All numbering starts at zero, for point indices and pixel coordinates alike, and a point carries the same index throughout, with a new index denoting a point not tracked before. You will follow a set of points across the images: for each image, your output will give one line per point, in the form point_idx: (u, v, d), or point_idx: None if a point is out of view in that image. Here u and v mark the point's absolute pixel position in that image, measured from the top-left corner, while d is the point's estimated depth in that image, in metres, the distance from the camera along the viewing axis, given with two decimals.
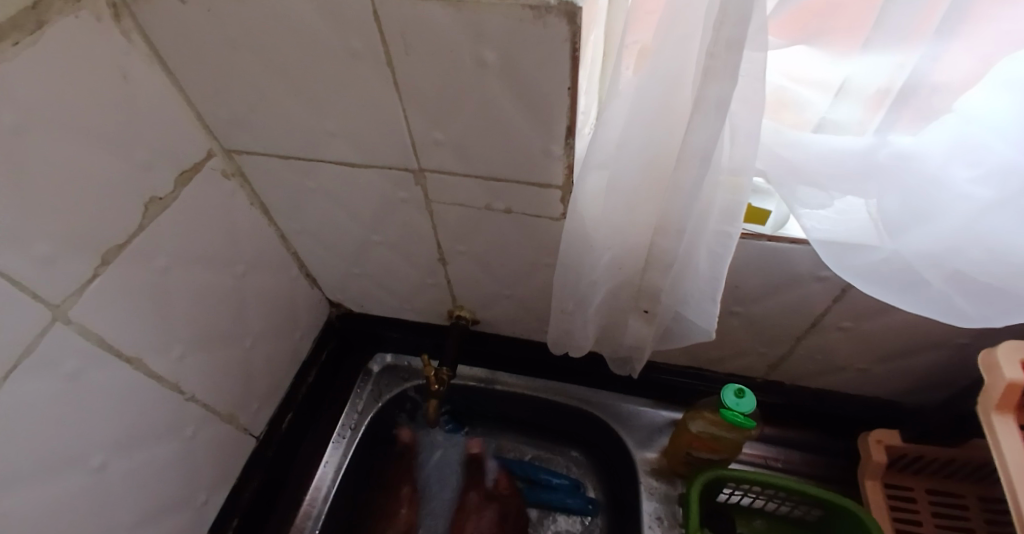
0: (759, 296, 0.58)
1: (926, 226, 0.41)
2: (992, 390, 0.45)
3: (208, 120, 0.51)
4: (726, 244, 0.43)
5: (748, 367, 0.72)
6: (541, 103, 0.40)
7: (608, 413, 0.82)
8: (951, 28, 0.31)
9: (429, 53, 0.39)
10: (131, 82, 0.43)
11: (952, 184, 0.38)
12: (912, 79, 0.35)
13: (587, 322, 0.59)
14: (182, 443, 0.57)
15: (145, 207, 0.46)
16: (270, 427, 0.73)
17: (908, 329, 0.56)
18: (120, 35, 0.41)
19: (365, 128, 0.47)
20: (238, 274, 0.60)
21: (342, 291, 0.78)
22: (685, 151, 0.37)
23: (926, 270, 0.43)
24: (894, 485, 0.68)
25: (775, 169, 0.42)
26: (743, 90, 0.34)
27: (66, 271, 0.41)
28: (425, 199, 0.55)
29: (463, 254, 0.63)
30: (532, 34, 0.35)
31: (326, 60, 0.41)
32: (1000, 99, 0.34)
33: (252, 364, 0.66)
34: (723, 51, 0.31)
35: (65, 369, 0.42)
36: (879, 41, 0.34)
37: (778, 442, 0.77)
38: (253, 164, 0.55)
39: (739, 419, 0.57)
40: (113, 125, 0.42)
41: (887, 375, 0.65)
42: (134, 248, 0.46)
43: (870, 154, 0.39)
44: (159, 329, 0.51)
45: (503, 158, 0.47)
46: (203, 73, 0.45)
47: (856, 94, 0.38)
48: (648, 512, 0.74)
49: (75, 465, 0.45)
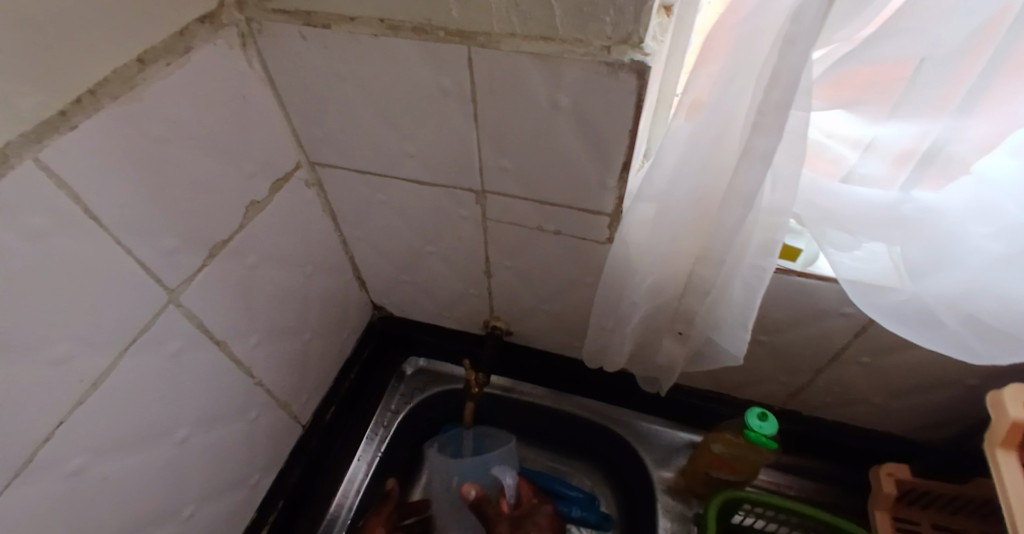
0: (785, 327, 0.62)
1: (944, 272, 0.45)
2: (997, 427, 0.49)
3: (301, 137, 0.57)
4: (760, 277, 0.47)
5: (767, 395, 0.76)
6: (604, 142, 0.46)
7: (628, 430, 0.86)
8: (970, 105, 0.37)
9: (511, 94, 0.45)
10: (249, 101, 0.50)
11: (968, 239, 0.43)
12: (935, 144, 0.40)
13: (624, 340, 0.63)
14: (246, 424, 0.63)
15: (246, 209, 0.53)
16: (314, 418, 0.78)
17: (924, 367, 0.60)
18: (243, 61, 0.48)
19: (440, 152, 0.53)
20: (306, 273, 0.66)
21: (388, 295, 0.84)
22: (731, 194, 0.42)
23: (945, 311, 0.47)
24: (904, 519, 0.71)
25: (810, 213, 0.47)
26: (788, 143, 0.39)
27: (183, 262, 0.47)
28: (483, 216, 0.61)
29: (509, 269, 0.69)
30: (605, 86, 0.41)
31: (418, 94, 0.47)
32: (1014, 167, 0.39)
33: (307, 357, 0.72)
34: (772, 111, 0.36)
35: (171, 347, 0.48)
36: (906, 108, 0.39)
37: (792, 470, 0.80)
38: (332, 176, 0.62)
39: (763, 440, 0.61)
40: (232, 137, 0.49)
41: (902, 412, 0.69)
42: (233, 245, 0.52)
43: (895, 207, 0.44)
44: (241, 318, 0.57)
45: (562, 186, 0.53)
46: (307, 98, 0.52)
47: (883, 152, 0.43)
48: (664, 528, 0.77)
49: (165, 435, 0.51)
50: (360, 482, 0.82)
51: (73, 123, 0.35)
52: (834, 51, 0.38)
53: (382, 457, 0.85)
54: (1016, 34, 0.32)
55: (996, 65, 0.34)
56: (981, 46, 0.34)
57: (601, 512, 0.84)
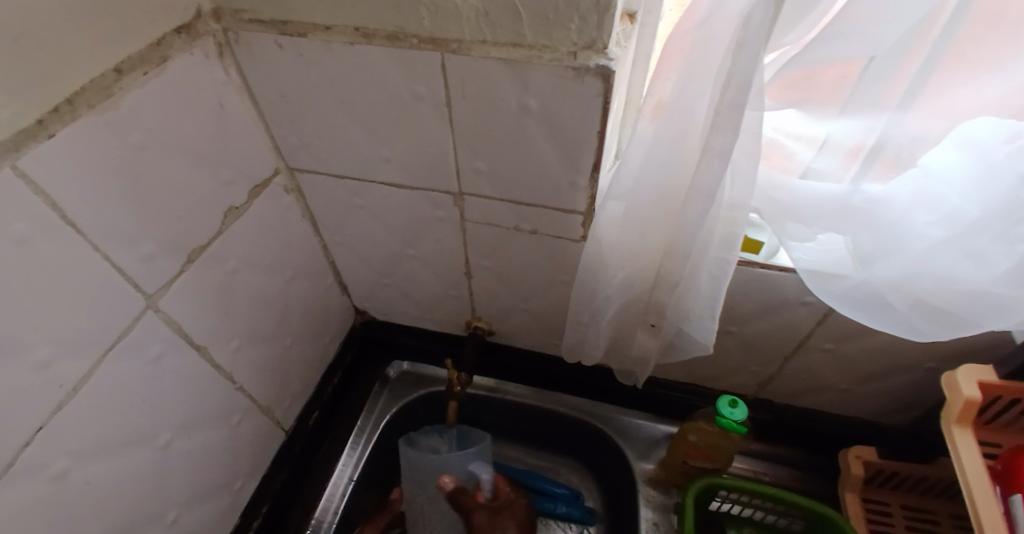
0: (752, 318, 0.65)
1: (891, 258, 0.48)
2: (952, 406, 0.52)
3: (278, 143, 0.58)
4: (724, 269, 0.50)
5: (740, 385, 0.78)
6: (574, 143, 0.48)
7: (609, 425, 0.88)
8: (912, 100, 0.40)
9: (482, 99, 0.46)
10: (226, 109, 0.51)
11: (913, 226, 0.46)
12: (882, 139, 0.44)
13: (599, 334, 0.66)
14: (229, 429, 0.63)
15: (224, 215, 0.54)
16: (299, 422, 0.79)
17: (884, 352, 0.63)
18: (220, 70, 0.49)
19: (416, 156, 0.55)
20: (287, 278, 0.67)
21: (369, 299, 0.85)
22: (693, 190, 0.44)
23: (893, 295, 0.50)
24: (873, 501, 0.74)
25: (768, 207, 0.50)
26: (743, 141, 0.41)
27: (161, 268, 0.47)
28: (460, 218, 0.62)
29: (487, 269, 0.70)
30: (572, 89, 0.43)
31: (394, 99, 0.49)
32: (955, 157, 0.41)
33: (290, 361, 0.73)
34: (727, 111, 0.38)
35: (152, 351, 0.49)
36: (855, 105, 0.42)
37: (766, 457, 0.83)
38: (310, 182, 0.63)
39: (734, 426, 0.64)
40: (210, 144, 0.49)
41: (865, 397, 0.72)
42: (212, 250, 0.53)
43: (847, 198, 0.47)
44: (223, 323, 0.57)
45: (535, 187, 0.54)
46: (284, 104, 0.53)
47: (836, 148, 0.46)
48: (645, 518, 0.79)
49: (148, 440, 0.51)
50: (346, 485, 0.82)
51: (50, 132, 0.36)
52: (783, 55, 0.41)
53: (368, 459, 0.85)
54: (949, 33, 0.36)
55: (933, 62, 0.38)
56: (918, 47, 0.38)
57: (585, 508, 0.86)
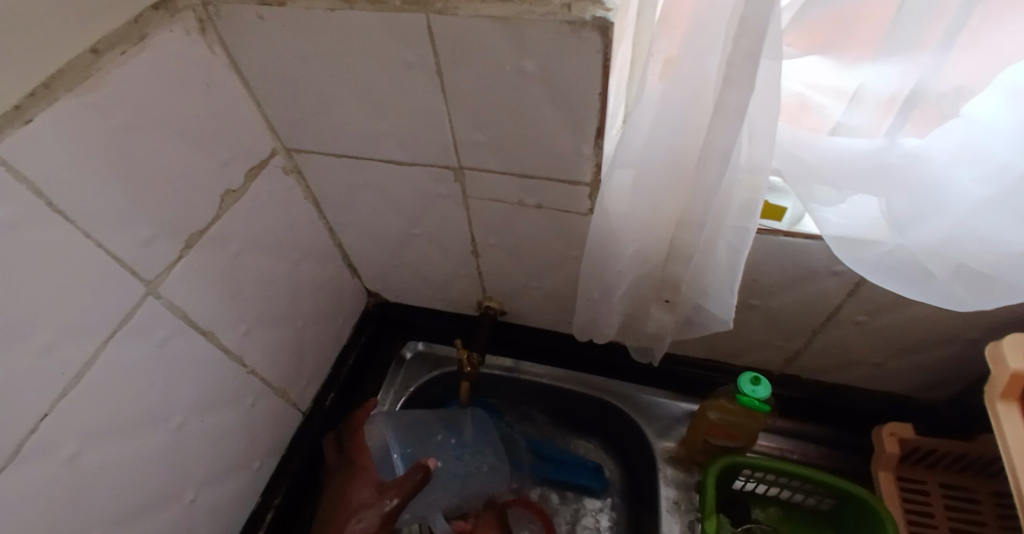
0: (776, 289, 0.61)
1: (928, 221, 0.44)
2: (996, 380, 0.48)
3: (273, 122, 0.57)
4: (743, 238, 0.46)
5: (765, 360, 0.75)
6: (576, 107, 0.44)
7: (628, 404, 0.85)
8: (953, 39, 0.35)
9: (476, 63, 0.43)
10: (214, 87, 0.49)
11: (954, 184, 0.41)
12: (919, 86, 0.38)
13: (612, 310, 0.63)
14: (243, 411, 0.64)
15: (221, 197, 0.52)
16: (314, 405, 0.79)
17: (922, 323, 0.59)
18: (205, 46, 0.47)
19: (413, 129, 0.52)
20: (294, 261, 0.67)
21: (381, 281, 0.84)
22: (706, 152, 0.41)
23: (932, 263, 0.46)
24: (909, 479, 0.70)
25: (792, 169, 0.46)
26: (759, 96, 0.37)
27: (159, 253, 0.47)
28: (463, 194, 0.60)
29: (495, 246, 0.68)
30: (569, 47, 0.39)
31: (384, 68, 0.46)
32: (1005, 105, 0.37)
33: (302, 344, 0.73)
34: (742, 61, 0.34)
35: (157, 336, 0.49)
36: (889, 51, 0.38)
37: (793, 435, 0.79)
38: (310, 162, 0.61)
39: (756, 404, 0.61)
40: (201, 124, 0.48)
41: (901, 371, 0.68)
42: (212, 233, 0.52)
43: (880, 155, 0.42)
44: (230, 307, 0.57)
45: (538, 157, 0.52)
46: (275, 80, 0.51)
47: (869, 100, 0.41)
48: (666, 497, 0.77)
49: (159, 423, 0.51)
50: None
51: (28, 118, 0.34)
52: None
53: None
54: None
55: None
56: None
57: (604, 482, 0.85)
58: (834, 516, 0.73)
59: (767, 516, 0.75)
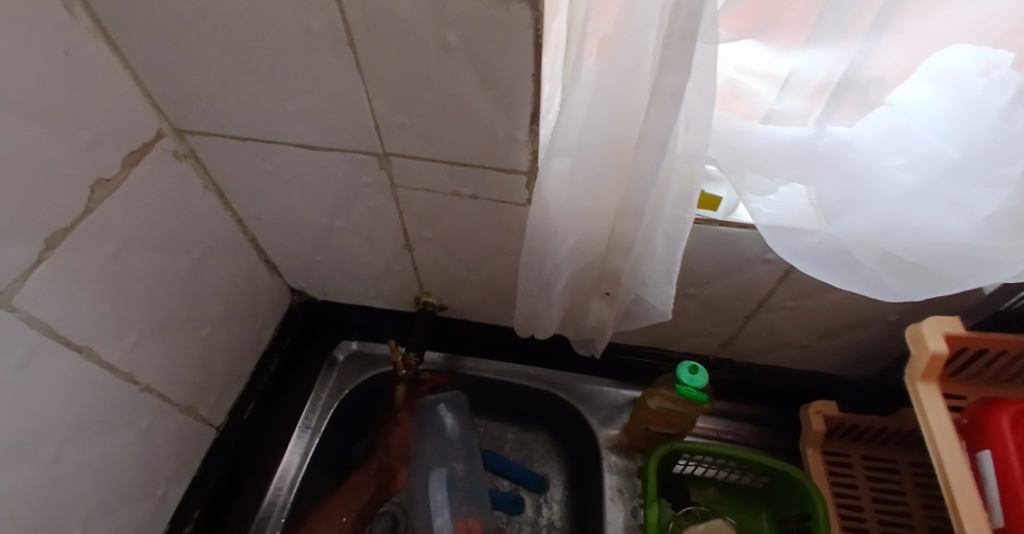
0: (713, 278, 0.61)
1: (859, 209, 0.44)
2: (917, 361, 0.49)
3: (156, 99, 0.49)
4: (680, 228, 0.45)
5: (701, 346, 0.76)
6: (505, 89, 0.41)
7: (571, 393, 0.84)
8: (884, 23, 0.34)
9: (390, 36, 0.39)
10: (76, 56, 0.41)
11: (883, 172, 0.42)
12: (850, 71, 0.37)
13: (551, 304, 0.61)
14: (139, 433, 0.56)
15: (92, 189, 0.45)
16: (233, 416, 0.72)
17: (846, 307, 0.60)
18: (63, 7, 0.39)
19: (326, 110, 0.47)
20: (193, 260, 0.59)
21: (304, 277, 0.77)
22: (644, 140, 0.38)
23: (861, 252, 0.47)
24: (834, 453, 0.73)
25: (727, 157, 0.44)
26: (695, 81, 0.35)
27: (10, 259, 0.39)
28: (389, 183, 0.55)
29: (428, 239, 0.63)
30: (495, 19, 0.35)
31: (286, 39, 0.41)
32: (930, 91, 0.37)
33: (211, 351, 0.66)
34: (679, 42, 0.32)
35: (15, 357, 0.41)
36: (819, 36, 0.36)
37: (728, 416, 0.81)
38: (207, 145, 0.55)
39: (694, 393, 0.61)
40: (57, 101, 0.40)
41: (826, 351, 0.70)
42: (82, 231, 0.45)
43: (811, 143, 0.41)
44: (111, 318, 0.50)
45: (467, 143, 0.48)
46: (157, 49, 0.44)
47: (800, 87, 0.40)
48: (610, 485, 0.77)
49: (27, 459, 0.44)
50: (294, 476, 0.77)
51: None
52: None
53: (318, 448, 0.80)
54: None
55: None
56: None
57: (536, 477, 0.83)
58: (767, 492, 0.75)
59: (706, 498, 0.77)
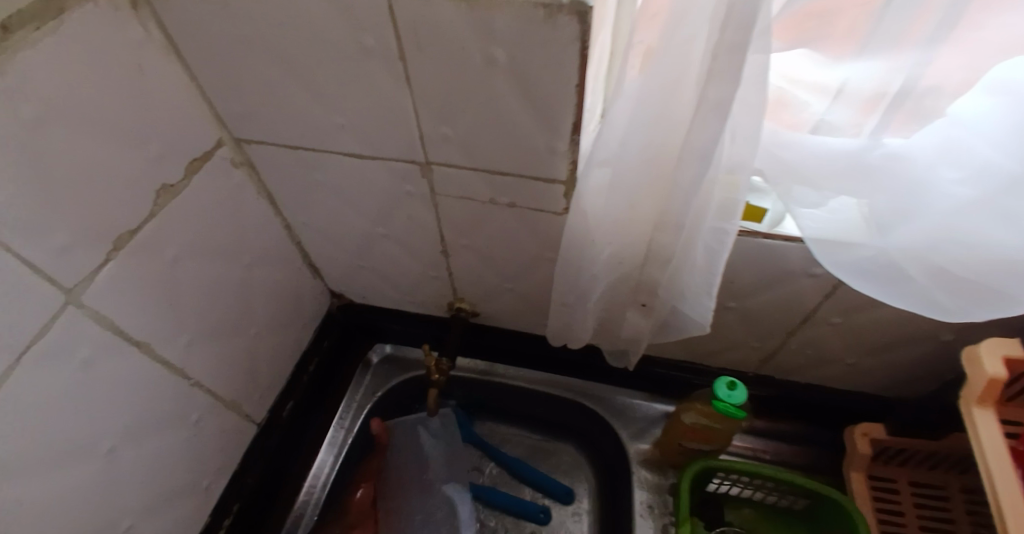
0: (755, 292, 0.60)
1: (912, 223, 0.42)
2: (973, 385, 0.47)
3: (219, 111, 0.52)
4: (723, 240, 0.44)
5: (740, 361, 0.74)
6: (549, 101, 0.41)
7: (603, 405, 0.84)
8: (942, 34, 0.32)
9: (439, 51, 0.40)
10: (146, 71, 0.44)
11: (939, 186, 0.40)
12: (907, 82, 0.36)
13: (586, 315, 0.61)
14: (187, 429, 0.59)
15: (156, 194, 0.48)
16: (273, 415, 0.75)
17: (895, 324, 0.58)
18: (136, 25, 0.42)
19: (373, 122, 0.49)
20: (244, 264, 0.62)
21: (344, 282, 0.79)
22: (687, 150, 0.38)
23: (913, 268, 0.45)
24: (880, 478, 0.70)
25: (773, 168, 0.43)
26: (744, 92, 0.35)
27: (80, 260, 0.42)
28: (430, 192, 0.56)
29: (466, 247, 0.64)
30: (542, 34, 0.36)
31: (339, 54, 0.42)
32: (986, 104, 0.36)
33: (256, 352, 0.68)
34: (726, 54, 0.32)
35: (79, 354, 0.44)
36: (874, 45, 0.35)
37: (767, 435, 0.79)
38: (261, 154, 0.57)
39: (732, 410, 0.60)
40: (129, 113, 0.43)
41: (874, 370, 0.67)
42: (145, 236, 0.47)
43: (863, 154, 0.41)
44: (168, 318, 0.52)
45: (509, 154, 0.48)
46: (218, 64, 0.46)
47: (853, 97, 0.39)
48: (640, 501, 0.76)
49: (86, 451, 0.46)
50: (328, 475, 0.81)
51: None
52: None
53: (350, 450, 0.83)
54: None
55: None
56: None
57: (567, 487, 0.83)
58: (807, 515, 0.72)
59: (741, 518, 0.74)
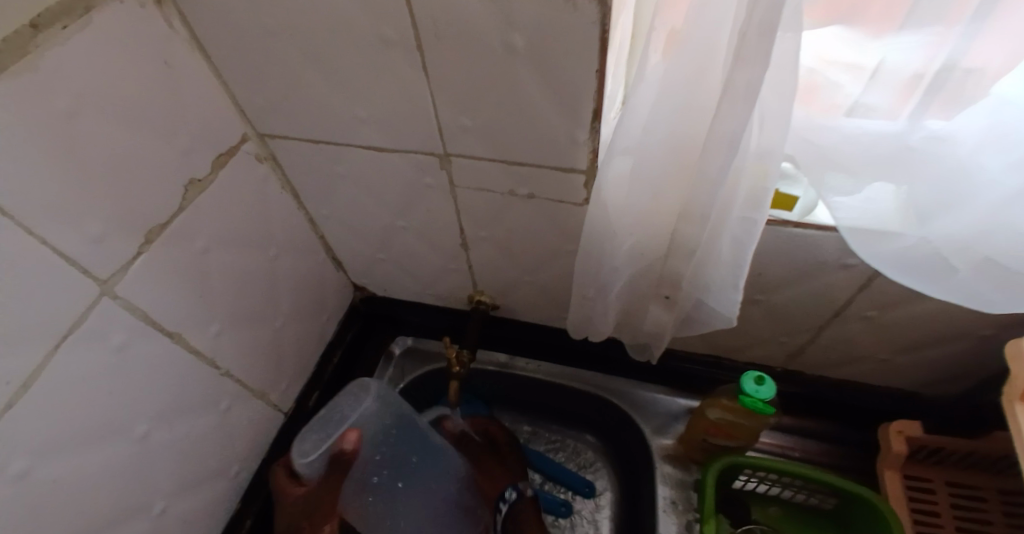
0: (784, 285, 0.58)
1: (955, 211, 0.40)
2: (1017, 380, 0.44)
3: (243, 106, 0.53)
4: (751, 231, 0.43)
5: (766, 356, 0.72)
6: (569, 89, 0.41)
7: (624, 399, 0.82)
8: (987, 9, 0.30)
9: (458, 40, 0.39)
10: (173, 67, 0.45)
11: (982, 172, 0.38)
12: (947, 62, 0.34)
13: (608, 308, 0.60)
14: (217, 415, 0.60)
15: (185, 189, 0.49)
16: (298, 405, 0.76)
17: (932, 319, 0.56)
18: (162, 22, 0.43)
19: (392, 114, 0.49)
20: (270, 255, 0.63)
21: (366, 275, 0.80)
22: (712, 138, 0.37)
23: (955, 258, 0.43)
24: (914, 477, 0.68)
25: (805, 153, 0.43)
26: (773, 76, 0.34)
27: (113, 251, 0.43)
28: (449, 184, 0.56)
29: (485, 240, 0.64)
30: (561, 19, 0.35)
31: (358, 46, 0.42)
32: None
33: (281, 343, 0.69)
34: (755, 34, 0.30)
35: (114, 341, 0.45)
36: (914, 24, 0.33)
37: (795, 432, 0.77)
38: (284, 148, 0.58)
39: (759, 406, 0.58)
40: (158, 110, 0.44)
41: (910, 367, 0.65)
42: (175, 228, 0.49)
43: (901, 139, 0.39)
44: (198, 309, 0.54)
45: (529, 144, 0.48)
46: (241, 59, 0.47)
47: (888, 79, 0.37)
48: (663, 496, 0.74)
49: (120, 435, 0.48)
50: None
51: None
52: None
53: None
54: None
55: None
56: None
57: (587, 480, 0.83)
58: (838, 516, 0.70)
59: (768, 517, 0.72)
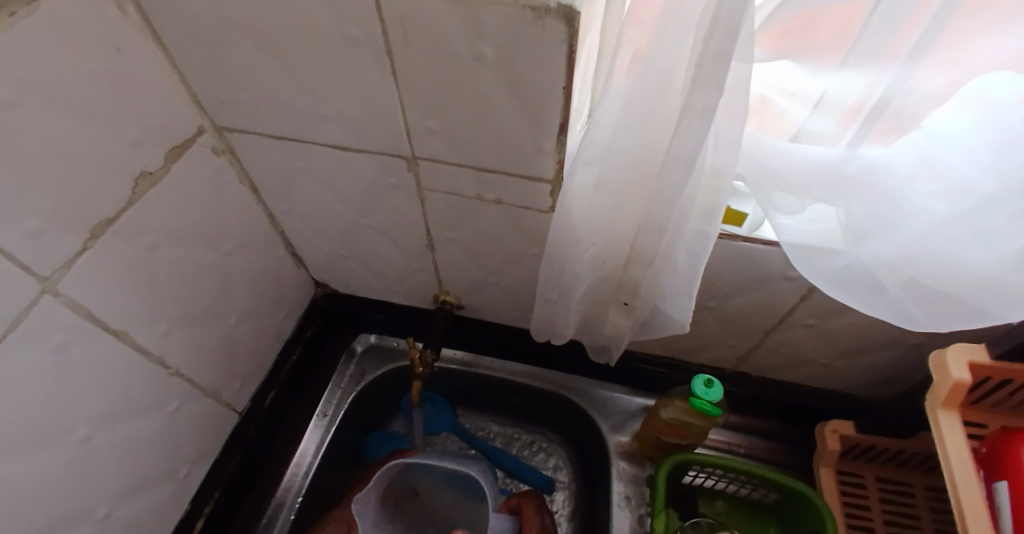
0: (733, 293, 0.61)
1: (890, 235, 0.43)
2: (939, 388, 0.49)
3: (199, 97, 0.51)
4: (703, 242, 0.45)
5: (718, 359, 0.75)
6: (536, 101, 0.41)
7: (583, 398, 0.85)
8: (922, 52, 0.33)
9: (426, 45, 0.39)
10: (123, 54, 0.43)
11: (915, 198, 0.41)
12: (887, 94, 0.36)
13: (569, 312, 0.61)
14: (166, 416, 0.59)
15: (134, 181, 0.47)
16: (253, 403, 0.74)
17: (868, 327, 0.60)
18: (113, 7, 0.41)
19: (359, 113, 0.48)
20: (224, 251, 0.61)
21: (327, 271, 0.79)
22: (671, 155, 0.39)
23: (887, 277, 0.46)
24: (848, 472, 0.73)
25: (753, 173, 0.44)
26: (727, 100, 0.35)
27: (54, 247, 0.41)
28: (416, 185, 0.56)
29: (451, 240, 0.64)
30: (530, 34, 0.36)
31: (325, 45, 0.42)
32: (966, 118, 0.36)
33: (236, 340, 0.68)
34: (711, 63, 0.32)
35: (54, 340, 0.43)
36: (857, 56, 0.35)
37: (742, 430, 0.81)
38: (243, 142, 0.56)
39: (707, 407, 0.61)
40: (106, 101, 0.42)
41: (846, 371, 0.69)
42: (123, 222, 0.47)
43: (842, 166, 0.41)
44: (146, 306, 0.52)
45: (495, 150, 0.48)
46: (199, 50, 0.46)
47: (833, 107, 0.39)
48: (618, 492, 0.77)
49: (60, 438, 0.46)
50: (310, 463, 0.79)
51: None
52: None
53: (333, 438, 0.82)
54: None
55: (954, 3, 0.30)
56: None
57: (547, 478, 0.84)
58: (779, 509, 0.74)
59: (714, 511, 0.76)
